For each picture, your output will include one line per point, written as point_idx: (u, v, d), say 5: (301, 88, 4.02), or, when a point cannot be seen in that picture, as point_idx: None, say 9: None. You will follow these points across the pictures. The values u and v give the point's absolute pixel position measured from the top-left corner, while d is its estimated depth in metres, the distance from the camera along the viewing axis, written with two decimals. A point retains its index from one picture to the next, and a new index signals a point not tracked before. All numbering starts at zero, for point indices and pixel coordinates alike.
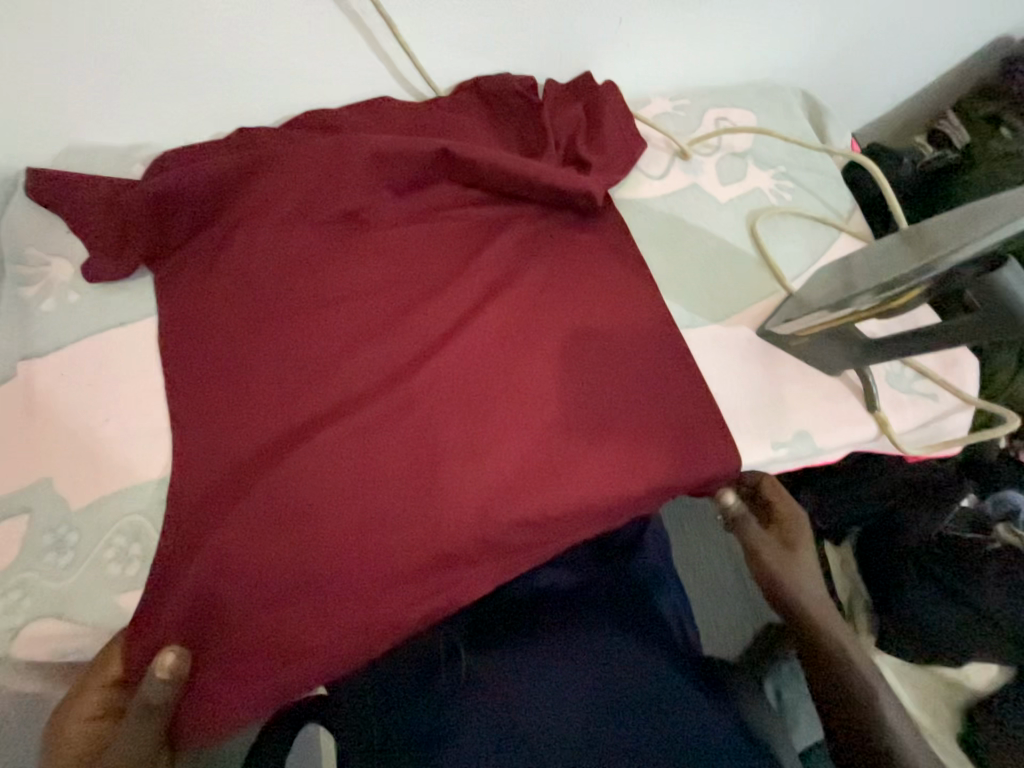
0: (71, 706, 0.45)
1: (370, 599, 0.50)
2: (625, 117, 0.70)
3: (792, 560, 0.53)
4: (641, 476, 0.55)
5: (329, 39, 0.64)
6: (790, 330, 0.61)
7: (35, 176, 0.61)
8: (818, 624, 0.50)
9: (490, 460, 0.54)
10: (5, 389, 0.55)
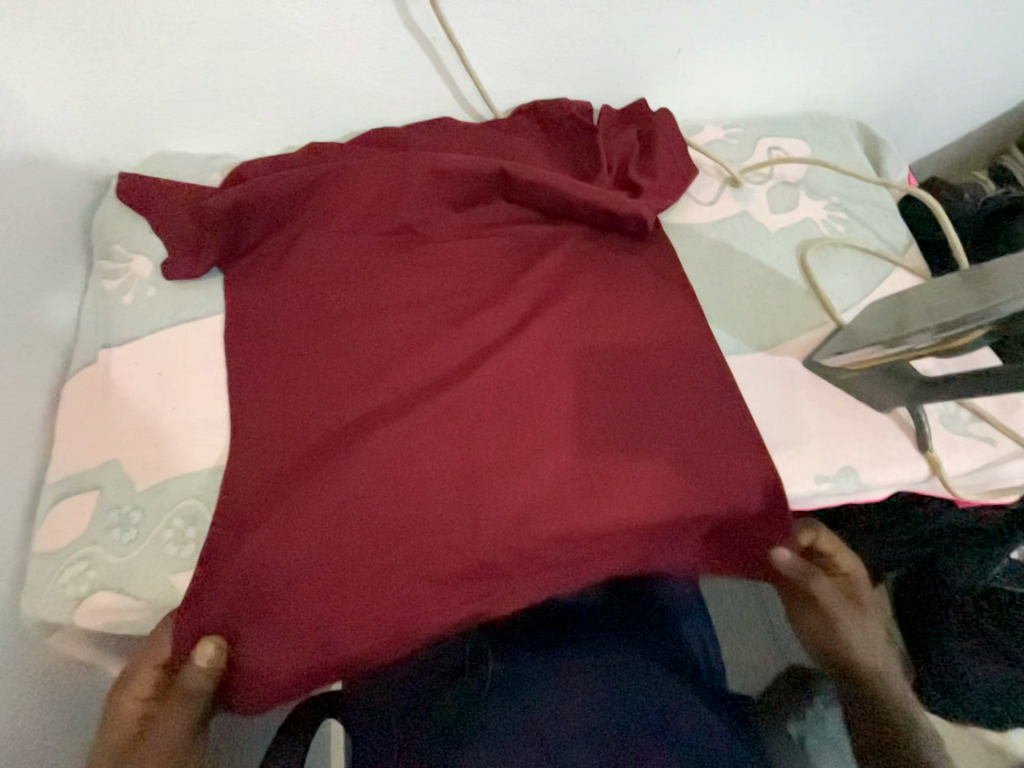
0: (125, 685, 0.50)
1: (404, 600, 0.51)
2: (679, 144, 0.71)
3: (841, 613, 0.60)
4: (679, 500, 0.55)
5: (400, 62, 0.68)
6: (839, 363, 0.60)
7: (127, 180, 0.67)
8: (869, 673, 0.56)
9: (529, 473, 0.55)
10: (85, 374, 0.60)
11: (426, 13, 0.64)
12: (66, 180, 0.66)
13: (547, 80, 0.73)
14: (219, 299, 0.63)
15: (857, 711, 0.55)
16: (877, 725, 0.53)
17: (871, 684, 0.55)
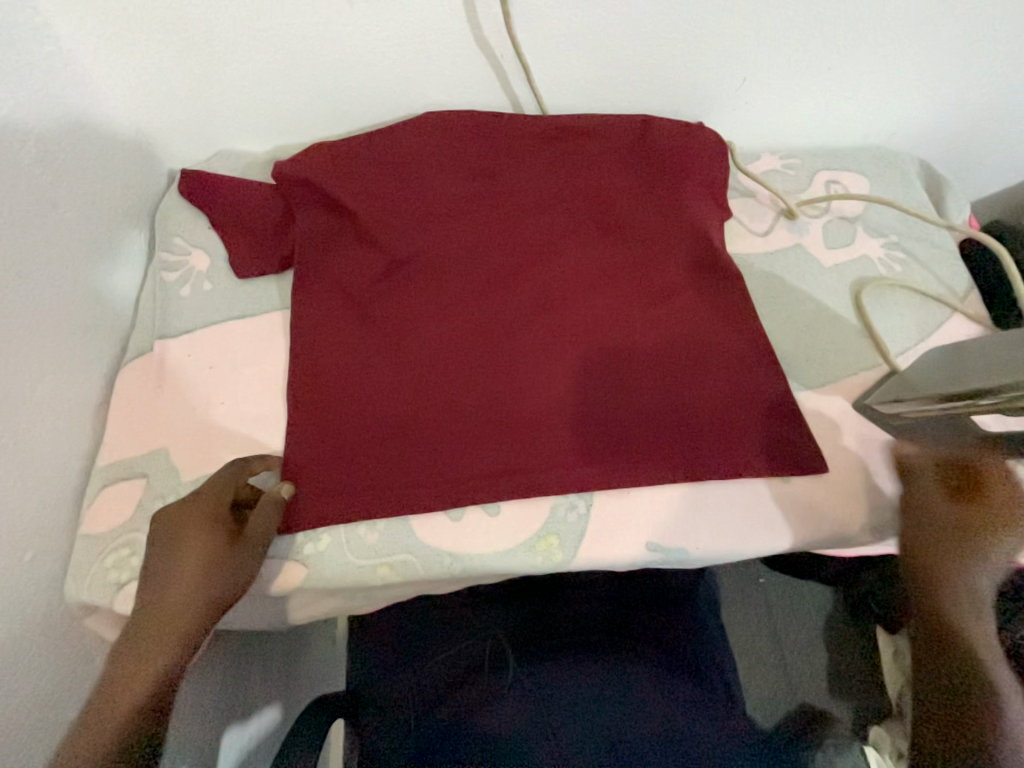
0: (181, 525, 0.49)
1: (470, 381, 0.59)
2: (724, 169, 0.70)
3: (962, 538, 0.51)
4: (695, 532, 0.57)
5: (465, 84, 0.68)
6: (899, 411, 0.59)
7: (191, 176, 0.69)
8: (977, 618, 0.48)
9: (554, 484, 0.55)
10: (142, 361, 0.62)
11: (499, 32, 0.62)
12: (133, 170, 0.67)
13: (610, 102, 0.72)
14: (273, 297, 0.65)
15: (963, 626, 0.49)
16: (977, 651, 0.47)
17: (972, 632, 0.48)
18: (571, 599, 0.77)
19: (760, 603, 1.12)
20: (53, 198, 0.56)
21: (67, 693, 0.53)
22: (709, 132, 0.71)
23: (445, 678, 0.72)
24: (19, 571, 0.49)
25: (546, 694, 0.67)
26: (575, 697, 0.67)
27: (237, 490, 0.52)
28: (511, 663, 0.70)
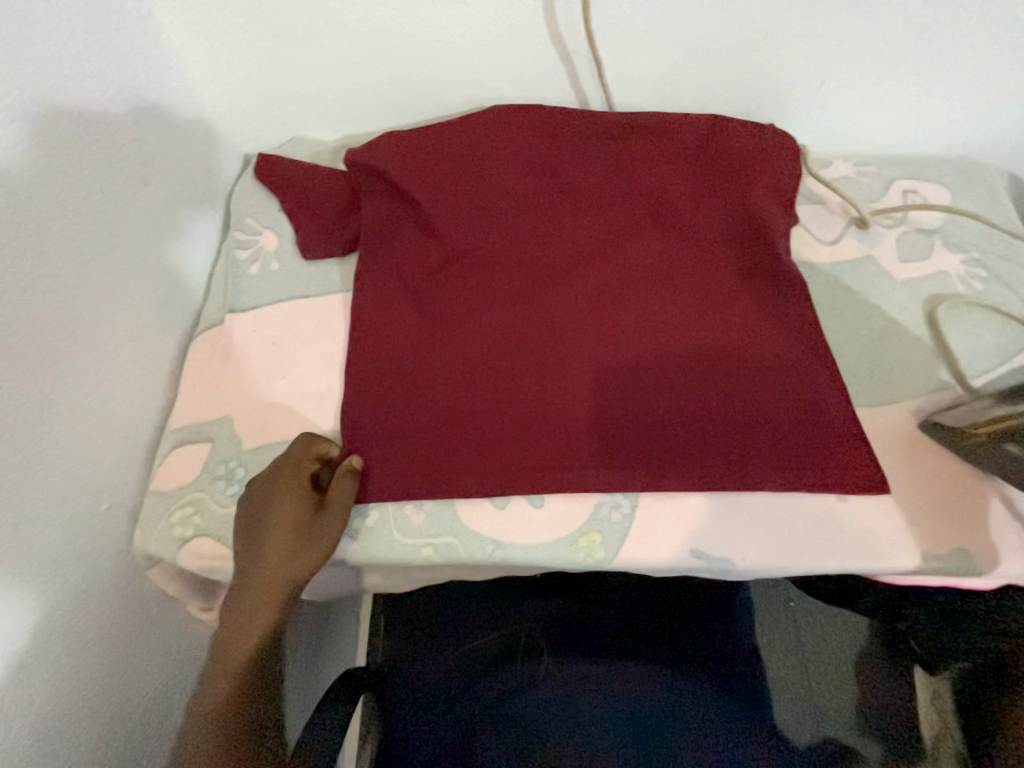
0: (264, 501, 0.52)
1: (521, 372, 0.59)
2: (794, 171, 0.68)
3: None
4: (741, 542, 0.55)
5: (533, 78, 0.68)
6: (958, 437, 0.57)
7: (266, 160, 0.72)
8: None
9: (598, 480, 0.55)
10: (212, 332, 0.65)
11: (574, 26, 0.63)
12: (215, 151, 0.71)
13: (679, 101, 0.71)
14: (335, 279, 0.68)
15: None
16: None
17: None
18: (606, 600, 0.77)
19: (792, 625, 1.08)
20: (145, 175, 0.60)
21: (126, 636, 0.56)
22: (780, 134, 0.69)
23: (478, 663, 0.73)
24: (96, 518, 0.53)
25: (570, 689, 0.66)
26: (598, 693, 0.65)
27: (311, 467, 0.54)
28: (544, 655, 0.70)
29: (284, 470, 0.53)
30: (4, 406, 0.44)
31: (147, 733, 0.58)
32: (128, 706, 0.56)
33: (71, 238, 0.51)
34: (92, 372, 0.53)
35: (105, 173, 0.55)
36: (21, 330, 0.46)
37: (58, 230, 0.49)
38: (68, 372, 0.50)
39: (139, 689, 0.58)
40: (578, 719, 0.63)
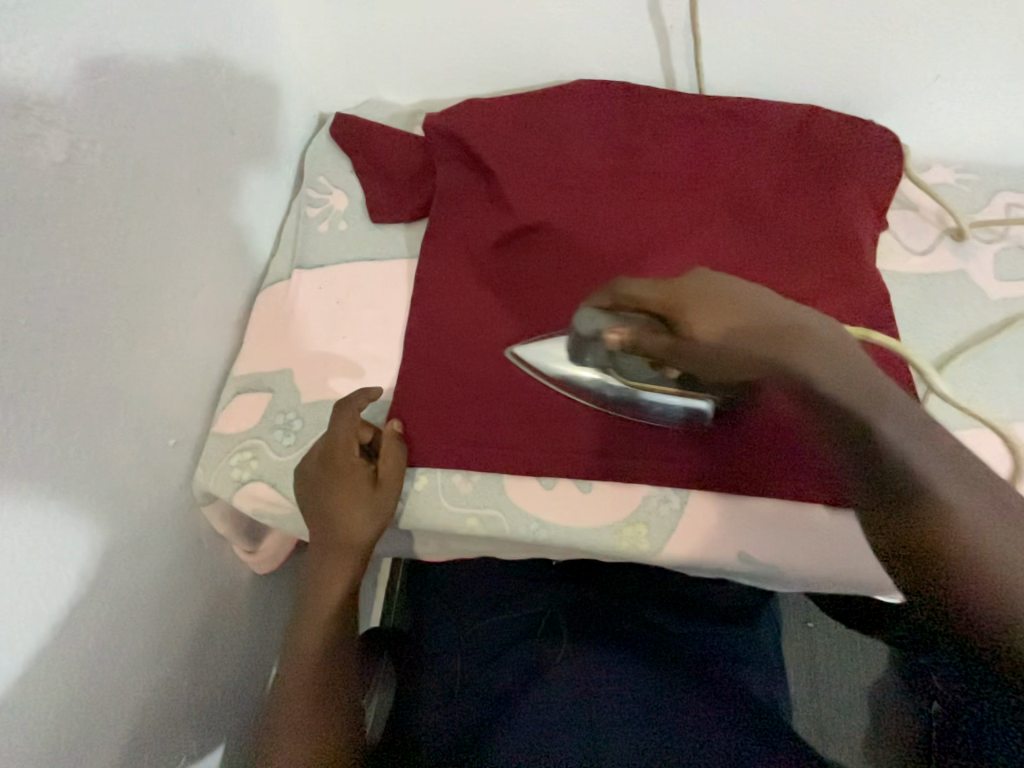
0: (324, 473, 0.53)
1: None
2: (891, 172, 0.63)
3: (695, 355, 0.43)
4: (791, 554, 0.53)
5: (624, 54, 0.66)
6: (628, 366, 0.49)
7: (342, 120, 0.72)
8: (837, 398, 0.37)
9: (648, 473, 0.54)
10: (278, 285, 0.66)
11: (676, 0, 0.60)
12: (293, 106, 0.71)
13: (774, 88, 0.67)
14: (401, 245, 0.68)
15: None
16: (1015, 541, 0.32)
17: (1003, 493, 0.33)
18: (629, 594, 0.77)
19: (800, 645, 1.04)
20: (233, 124, 0.61)
21: (179, 567, 0.59)
22: (882, 130, 0.64)
23: (502, 637, 0.73)
24: (163, 452, 0.55)
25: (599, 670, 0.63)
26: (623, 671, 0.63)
27: (361, 438, 0.55)
28: (566, 637, 0.69)
29: (339, 444, 0.53)
30: (96, 334, 0.46)
31: (188, 661, 0.61)
32: (176, 632, 0.59)
33: (167, 179, 0.52)
34: (171, 311, 0.54)
35: (200, 118, 0.55)
36: (115, 264, 0.47)
37: (154, 170, 0.50)
38: (152, 309, 0.52)
39: (184, 619, 0.60)
40: (601, 701, 0.59)
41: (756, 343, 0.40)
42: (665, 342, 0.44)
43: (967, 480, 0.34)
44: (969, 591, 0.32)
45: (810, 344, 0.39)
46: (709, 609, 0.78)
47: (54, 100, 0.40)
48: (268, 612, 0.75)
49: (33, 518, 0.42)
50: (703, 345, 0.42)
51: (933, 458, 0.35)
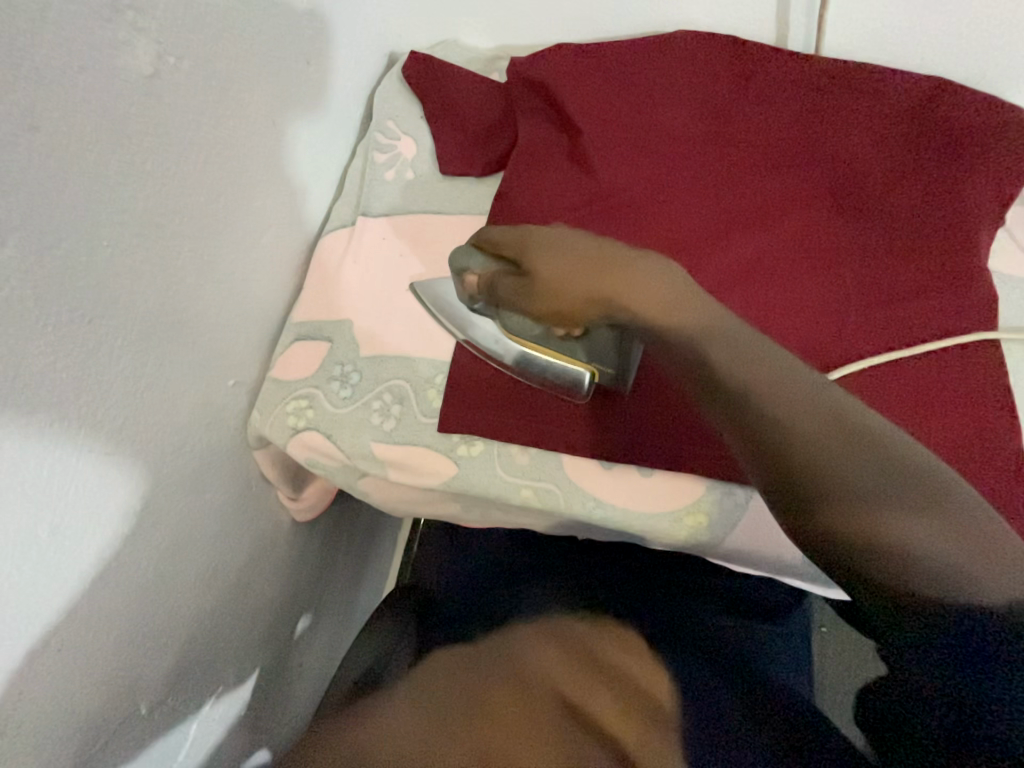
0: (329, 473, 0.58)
1: None
2: (1022, 156, 0.56)
3: (555, 299, 0.43)
4: None
5: (735, 6, 0.60)
6: (508, 320, 0.49)
7: (416, 59, 0.68)
8: (689, 349, 0.39)
9: (710, 463, 0.52)
10: (340, 232, 0.64)
11: None
12: (369, 40, 0.67)
13: (897, 54, 0.60)
14: (469, 200, 0.64)
15: (805, 406, 0.36)
16: (870, 463, 0.35)
17: (882, 442, 0.35)
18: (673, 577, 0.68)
19: (834, 669, 0.81)
20: (309, 54, 0.57)
21: (228, 509, 0.59)
22: (1017, 107, 0.57)
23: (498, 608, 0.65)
24: (224, 392, 0.55)
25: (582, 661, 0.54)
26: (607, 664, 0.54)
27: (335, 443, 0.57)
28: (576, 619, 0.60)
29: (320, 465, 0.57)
30: (171, 260, 0.45)
31: (232, 598, 0.62)
32: (221, 570, 0.60)
33: (245, 105, 0.49)
34: (239, 247, 0.53)
35: (278, 40, 0.52)
36: (193, 189, 0.45)
37: (235, 91, 0.48)
38: (223, 243, 0.50)
39: (230, 558, 0.61)
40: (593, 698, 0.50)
41: (594, 292, 0.41)
42: (517, 283, 0.45)
43: (740, 351, 0.37)
44: (754, 444, 0.37)
45: (631, 287, 0.40)
46: (761, 600, 0.68)
47: (147, 6, 0.38)
48: (304, 559, 0.76)
49: (106, 443, 0.42)
50: (555, 280, 0.42)
51: (763, 369, 0.37)
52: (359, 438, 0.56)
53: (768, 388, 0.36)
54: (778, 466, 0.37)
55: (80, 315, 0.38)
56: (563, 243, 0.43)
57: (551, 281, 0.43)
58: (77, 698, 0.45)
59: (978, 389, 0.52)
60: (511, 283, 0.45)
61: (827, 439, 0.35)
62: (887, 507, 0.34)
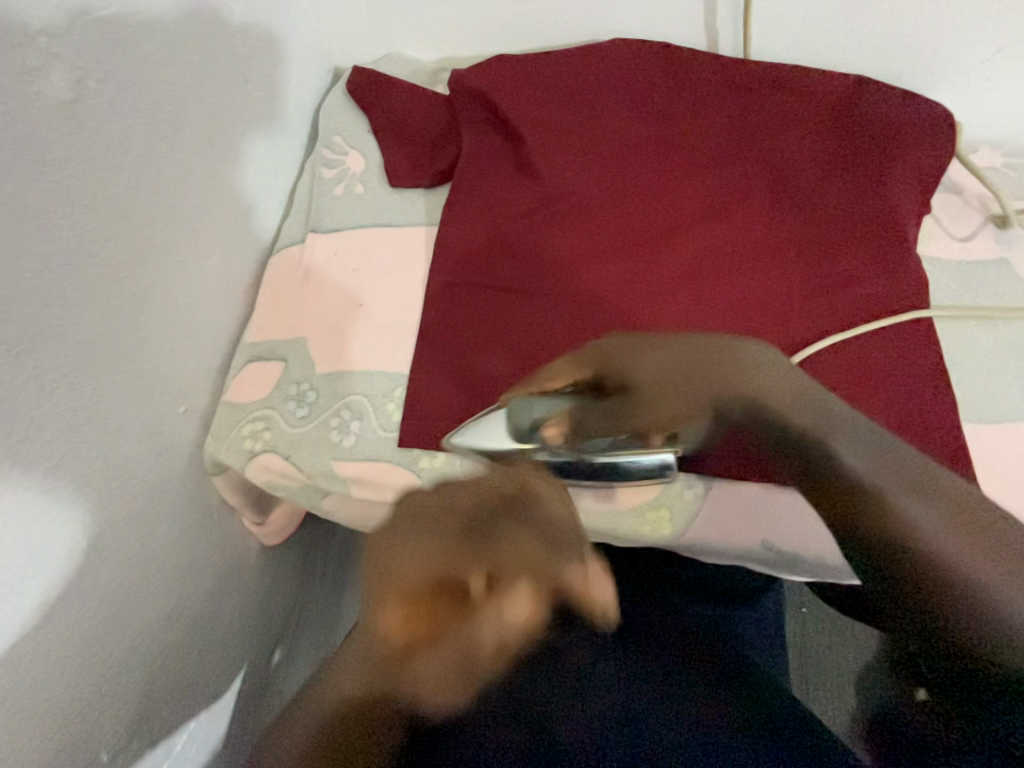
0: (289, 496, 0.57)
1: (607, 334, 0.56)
2: (941, 148, 0.60)
3: (651, 403, 0.43)
4: (806, 543, 0.53)
5: (667, 14, 0.63)
6: (592, 443, 0.46)
7: (359, 74, 0.68)
8: (786, 422, 0.41)
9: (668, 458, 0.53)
10: (290, 250, 0.63)
11: None
12: (310, 57, 0.67)
13: (820, 55, 0.63)
14: (420, 212, 0.65)
15: (890, 469, 0.38)
16: (970, 532, 0.36)
17: (956, 495, 0.37)
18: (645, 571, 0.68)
19: (817, 652, 0.88)
20: (247, 72, 0.57)
21: (188, 539, 0.58)
22: (933, 101, 0.61)
23: None
24: (175, 418, 0.54)
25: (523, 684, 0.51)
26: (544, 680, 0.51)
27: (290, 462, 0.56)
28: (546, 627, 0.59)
29: (280, 488, 0.56)
30: (105, 290, 0.43)
31: (199, 630, 0.60)
32: (184, 604, 0.58)
33: (179, 127, 0.48)
34: (181, 271, 0.51)
35: (212, 60, 0.51)
36: (124, 215, 0.44)
37: (166, 114, 0.47)
38: (163, 269, 0.49)
39: (193, 590, 0.59)
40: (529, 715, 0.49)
41: (698, 391, 0.42)
42: (609, 405, 0.44)
43: (823, 415, 0.40)
44: (847, 506, 0.38)
45: (744, 376, 0.42)
46: (732, 586, 0.69)
47: (62, 32, 0.37)
48: (275, 585, 0.74)
49: (44, 483, 0.41)
50: (657, 395, 0.43)
51: (854, 439, 0.39)
52: (318, 457, 0.55)
53: (867, 462, 0.38)
54: (868, 528, 0.37)
55: (5, 351, 0.36)
56: (663, 351, 0.43)
57: (651, 392, 0.43)
58: (27, 753, 0.43)
59: (915, 370, 0.55)
60: (602, 401, 0.44)
61: (912, 503, 0.37)
62: (982, 571, 0.35)
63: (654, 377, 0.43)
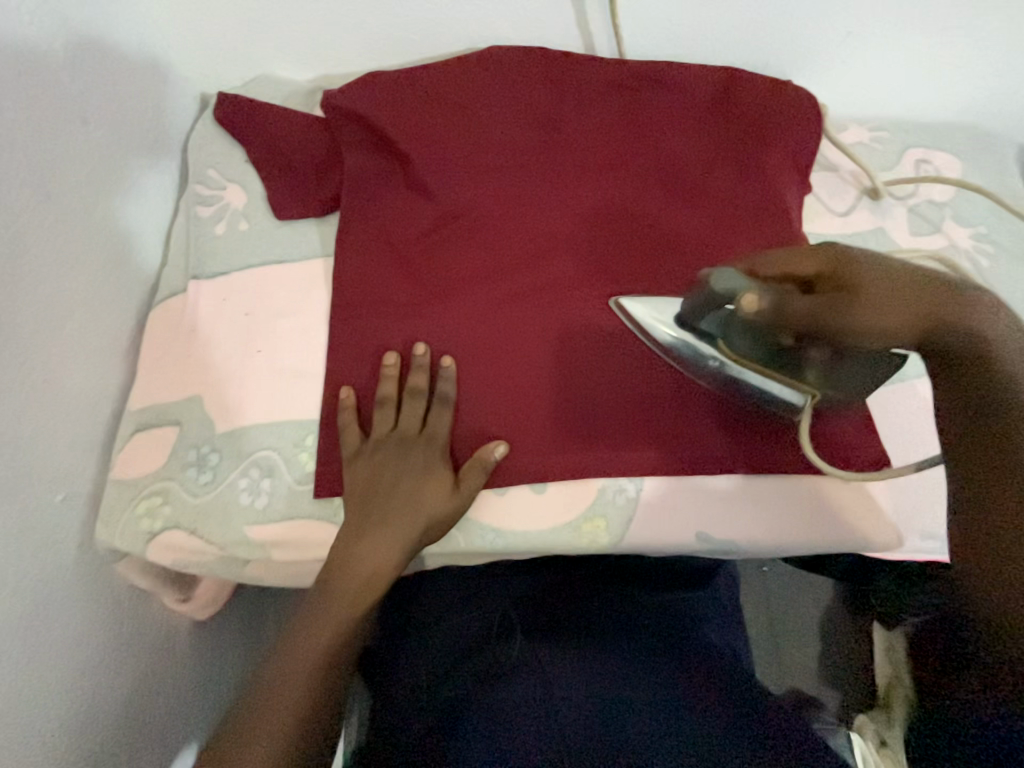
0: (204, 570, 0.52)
1: (522, 349, 0.55)
2: (811, 131, 0.63)
3: (870, 325, 0.38)
4: (739, 528, 0.54)
5: (538, 18, 0.62)
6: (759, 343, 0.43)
7: (225, 101, 0.63)
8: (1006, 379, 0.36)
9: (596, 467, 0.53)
10: (173, 302, 0.58)
11: None
12: (166, 87, 0.61)
13: (692, 49, 0.65)
14: (314, 243, 0.61)
15: None
16: None
17: None
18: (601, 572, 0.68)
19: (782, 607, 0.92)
20: (84, 112, 0.51)
21: (95, 635, 0.52)
22: (798, 86, 0.64)
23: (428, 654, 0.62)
24: (52, 509, 0.48)
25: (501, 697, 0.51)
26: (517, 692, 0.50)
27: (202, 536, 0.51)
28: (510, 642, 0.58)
29: (191, 563, 0.51)
30: None
31: (127, 733, 0.54)
32: (103, 707, 0.52)
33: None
34: (33, 344, 0.46)
35: (32, 105, 0.46)
36: None
37: None
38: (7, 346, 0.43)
39: (112, 690, 0.53)
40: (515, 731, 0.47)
41: (933, 332, 0.37)
42: (819, 304, 0.39)
43: None
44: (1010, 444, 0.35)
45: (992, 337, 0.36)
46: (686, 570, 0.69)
47: None
48: (217, 658, 0.69)
49: None
50: (881, 321, 0.37)
51: None
52: (230, 524, 0.51)
53: None
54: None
55: None
56: (911, 275, 0.38)
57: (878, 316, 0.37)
58: None
59: None
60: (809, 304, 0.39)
61: None
62: None
63: (893, 301, 0.37)
